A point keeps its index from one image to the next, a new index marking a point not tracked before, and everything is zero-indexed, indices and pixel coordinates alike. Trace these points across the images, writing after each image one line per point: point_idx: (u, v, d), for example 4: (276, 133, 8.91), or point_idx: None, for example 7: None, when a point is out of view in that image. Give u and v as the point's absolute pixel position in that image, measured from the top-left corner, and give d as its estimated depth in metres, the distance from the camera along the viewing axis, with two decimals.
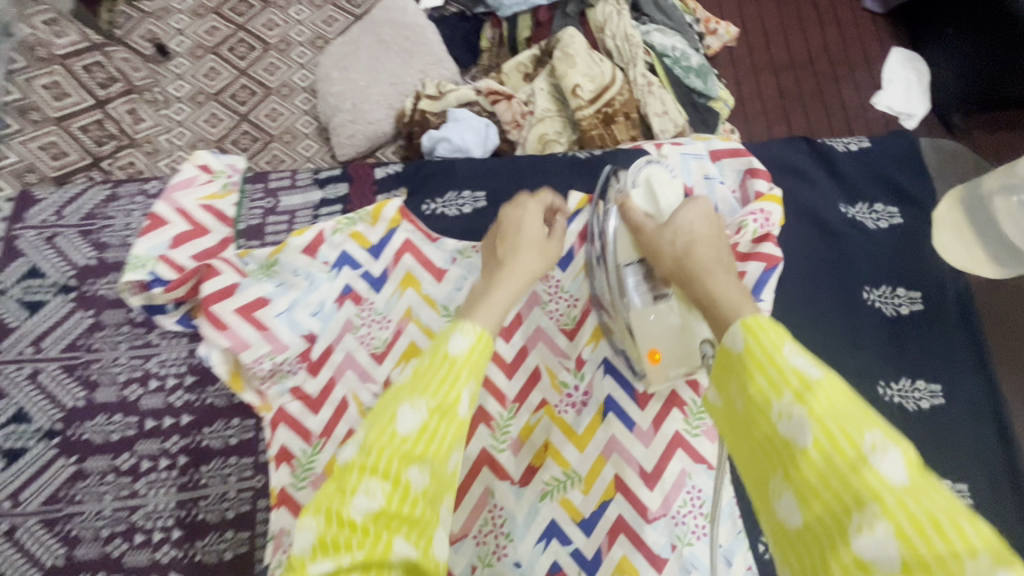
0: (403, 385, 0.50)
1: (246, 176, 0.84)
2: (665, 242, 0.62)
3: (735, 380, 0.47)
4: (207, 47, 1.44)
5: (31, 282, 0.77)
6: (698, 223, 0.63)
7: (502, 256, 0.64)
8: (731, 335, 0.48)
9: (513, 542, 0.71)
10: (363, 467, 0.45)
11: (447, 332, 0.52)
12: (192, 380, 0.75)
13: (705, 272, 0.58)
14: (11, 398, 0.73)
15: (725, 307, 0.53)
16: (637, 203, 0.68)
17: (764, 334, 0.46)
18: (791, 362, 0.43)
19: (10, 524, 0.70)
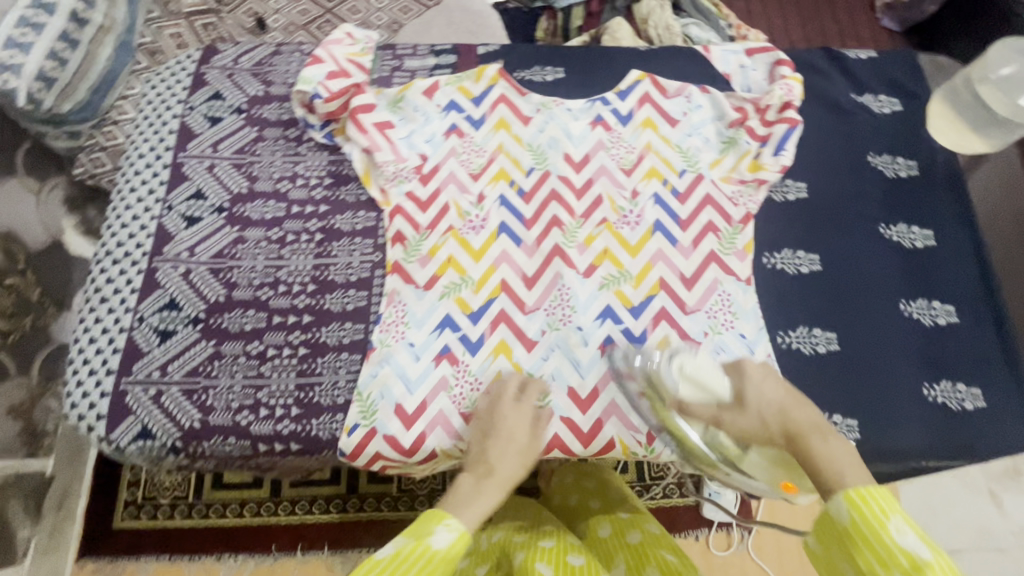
0: (381, 563, 0.62)
1: (378, 46, 1.07)
2: (750, 419, 0.75)
3: (840, 543, 0.60)
4: (298, 24, 1.71)
5: (214, 102, 1.00)
6: (771, 393, 0.75)
7: (492, 460, 0.74)
8: (835, 504, 0.61)
9: (576, 313, 0.88)
10: None
11: (434, 525, 0.65)
12: (330, 181, 0.96)
13: (806, 436, 0.69)
14: (193, 182, 0.95)
15: (833, 477, 0.64)
16: (693, 398, 0.79)
17: (867, 508, 0.59)
18: (898, 540, 0.56)
19: (185, 269, 0.90)
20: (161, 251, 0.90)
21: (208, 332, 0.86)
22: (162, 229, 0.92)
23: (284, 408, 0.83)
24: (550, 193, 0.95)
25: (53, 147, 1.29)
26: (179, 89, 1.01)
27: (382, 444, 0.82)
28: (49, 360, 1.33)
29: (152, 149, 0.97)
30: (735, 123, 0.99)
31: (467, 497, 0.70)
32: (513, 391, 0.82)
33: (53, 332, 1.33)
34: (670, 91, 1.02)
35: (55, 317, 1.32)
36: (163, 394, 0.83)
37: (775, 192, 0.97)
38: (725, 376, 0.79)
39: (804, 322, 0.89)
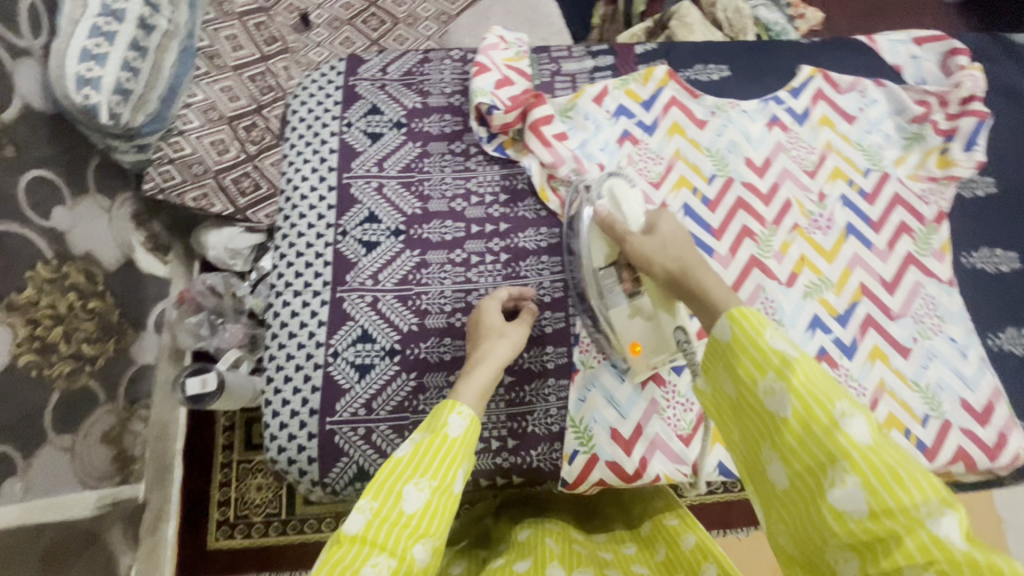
0: (403, 460, 0.60)
1: (531, 49, 1.01)
2: (647, 248, 0.72)
3: (722, 364, 0.55)
4: (343, 19, 1.66)
5: (372, 117, 0.94)
6: (676, 226, 0.73)
7: (474, 352, 0.76)
8: (718, 325, 0.56)
9: (784, 327, 0.85)
10: (408, 475, 0.59)
11: (446, 415, 0.63)
12: (505, 198, 0.91)
13: (693, 272, 0.67)
14: (363, 205, 0.90)
15: (712, 303, 0.63)
16: (611, 216, 0.76)
17: (747, 323, 0.54)
18: (772, 343, 0.51)
19: (372, 298, 0.85)
20: (345, 280, 0.86)
21: (407, 365, 0.83)
22: (340, 257, 0.87)
23: (500, 440, 0.80)
24: (737, 201, 0.91)
25: (120, 162, 1.24)
26: (331, 105, 0.95)
27: (606, 471, 0.79)
28: (133, 383, 1.26)
29: (314, 170, 0.92)
30: (919, 118, 0.95)
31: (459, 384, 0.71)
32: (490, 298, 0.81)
33: (133, 353, 1.28)
34: (843, 87, 0.98)
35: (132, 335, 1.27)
36: (373, 433, 0.80)
37: (964, 188, 0.93)
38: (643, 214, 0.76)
39: (1012, 323, 0.87)
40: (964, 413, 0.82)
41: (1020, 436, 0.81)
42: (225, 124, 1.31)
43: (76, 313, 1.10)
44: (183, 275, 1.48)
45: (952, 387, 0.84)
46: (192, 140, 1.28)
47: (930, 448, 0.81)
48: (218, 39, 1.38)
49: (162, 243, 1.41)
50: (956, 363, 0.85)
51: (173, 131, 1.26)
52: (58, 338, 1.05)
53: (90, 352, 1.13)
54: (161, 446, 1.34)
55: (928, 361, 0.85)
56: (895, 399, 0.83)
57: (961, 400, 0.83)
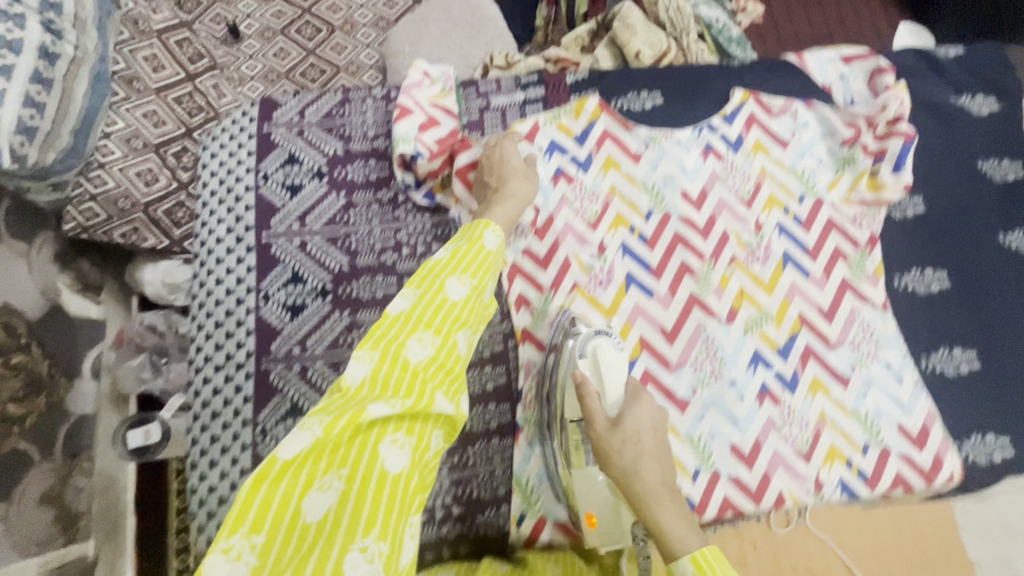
0: (441, 262, 0.68)
1: (457, 83, 0.96)
2: (614, 446, 0.68)
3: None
4: (280, 72, 1.75)
5: (291, 168, 0.89)
6: (648, 424, 0.71)
7: (497, 183, 0.82)
8: (681, 566, 0.59)
9: (726, 366, 0.85)
10: (449, 271, 0.67)
11: (480, 231, 0.73)
12: (438, 247, 0.87)
13: (654, 499, 0.65)
14: (286, 265, 0.84)
15: (670, 545, 0.61)
16: (588, 379, 0.72)
17: (709, 564, 0.57)
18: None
19: (301, 366, 0.80)
20: (270, 350, 0.81)
21: None
22: (264, 324, 0.82)
23: (445, 508, 0.78)
24: (674, 236, 0.90)
25: (36, 202, 1.19)
26: (245, 156, 0.89)
27: (555, 532, 0.77)
28: (74, 435, 1.21)
29: (231, 230, 0.86)
30: (849, 141, 0.95)
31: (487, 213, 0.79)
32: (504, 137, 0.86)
33: (69, 404, 1.21)
34: (775, 110, 0.97)
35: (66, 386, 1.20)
36: None
37: (894, 209, 0.94)
38: (620, 396, 0.72)
39: (944, 343, 0.88)
40: (902, 438, 0.84)
41: (954, 457, 0.83)
42: (153, 150, 1.28)
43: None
44: (120, 316, 1.41)
45: (889, 412, 0.85)
46: (116, 173, 1.23)
47: (871, 476, 0.82)
48: (135, 61, 1.32)
49: (93, 282, 1.33)
50: (894, 389, 0.86)
51: (93, 163, 1.22)
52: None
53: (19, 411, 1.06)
54: (106, 500, 1.26)
55: (866, 388, 0.86)
56: (836, 429, 0.84)
57: (898, 425, 0.84)
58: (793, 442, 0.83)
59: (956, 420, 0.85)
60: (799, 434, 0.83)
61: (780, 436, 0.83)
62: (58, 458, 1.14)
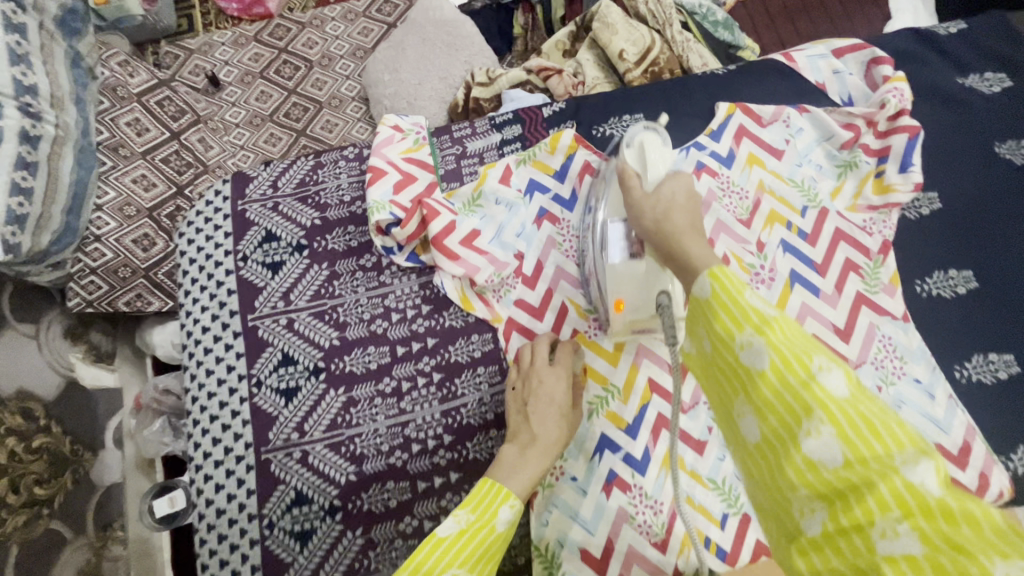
0: (445, 541, 0.62)
1: (430, 132, 0.93)
2: (647, 206, 0.66)
3: (702, 322, 0.51)
4: (264, 115, 1.71)
5: (269, 245, 0.86)
6: (682, 188, 0.66)
7: (535, 427, 0.73)
8: (698, 285, 0.51)
9: None
10: (449, 560, 0.60)
11: (496, 503, 0.66)
12: (428, 308, 0.84)
13: (680, 233, 0.61)
14: (275, 347, 0.82)
15: (693, 270, 0.56)
16: (630, 163, 0.70)
17: (727, 279, 0.50)
18: (750, 299, 0.47)
19: (300, 453, 0.78)
20: (266, 439, 0.78)
21: (351, 521, 0.76)
22: (259, 412, 0.80)
23: None
24: None
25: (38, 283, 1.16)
26: (222, 238, 0.87)
27: None
28: (103, 507, 1.15)
29: (216, 317, 0.84)
30: (848, 144, 0.89)
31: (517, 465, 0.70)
32: (547, 349, 0.78)
33: (96, 477, 1.16)
34: (766, 119, 0.91)
35: (94, 460, 1.16)
36: None
37: (908, 209, 0.88)
38: (665, 172, 0.69)
39: (977, 349, 0.82)
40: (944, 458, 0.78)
41: (1002, 473, 0.77)
42: (146, 216, 1.25)
43: (18, 459, 1.01)
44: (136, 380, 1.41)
45: (926, 431, 0.79)
46: (112, 243, 1.21)
47: None
48: (118, 127, 1.31)
49: (105, 351, 1.29)
50: (931, 406, 0.80)
51: (88, 237, 1.19)
52: (3, 492, 0.98)
53: (46, 494, 1.04)
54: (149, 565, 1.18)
55: (898, 408, 0.80)
56: None
57: (937, 444, 0.79)
58: None
59: (1000, 433, 0.79)
60: None
61: None
62: (91, 532, 1.11)
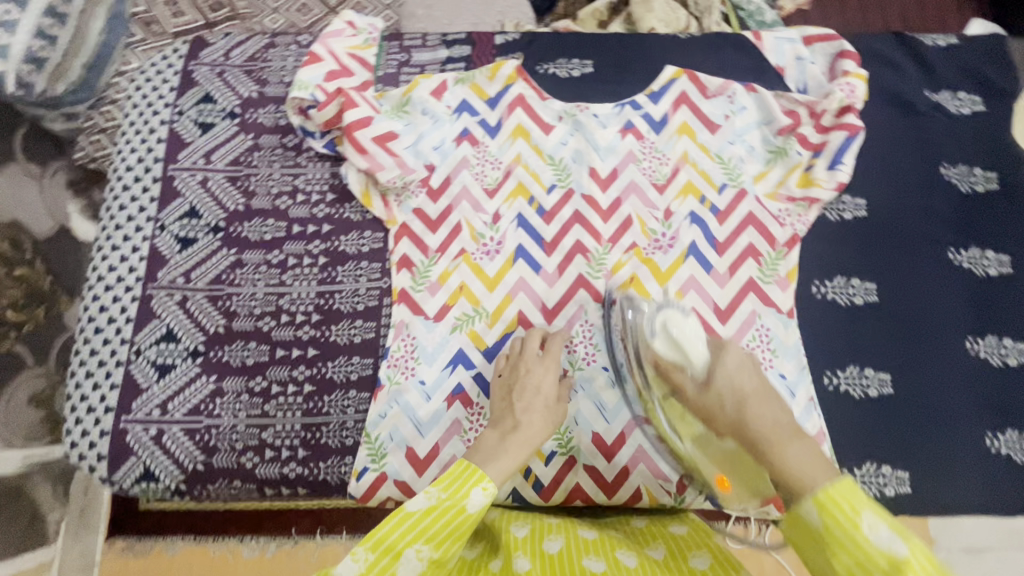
0: (413, 517, 0.57)
1: (384, 36, 0.96)
2: (711, 403, 0.63)
3: (817, 549, 0.48)
4: None
5: (205, 106, 0.91)
6: (741, 379, 0.63)
7: (518, 415, 0.71)
8: (804, 508, 0.49)
9: (601, 352, 0.81)
10: (413, 535, 0.56)
11: (467, 486, 0.60)
12: (332, 197, 0.87)
13: (771, 446, 0.56)
14: (185, 199, 0.87)
15: (798, 487, 0.51)
16: (665, 354, 0.69)
17: (837, 508, 0.47)
18: (875, 540, 0.44)
19: (182, 296, 0.84)
20: (156, 277, 0.84)
21: (208, 366, 0.81)
22: (156, 252, 0.85)
23: (290, 450, 0.78)
24: (574, 214, 0.85)
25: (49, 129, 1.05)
26: (167, 91, 0.92)
27: (393, 489, 0.77)
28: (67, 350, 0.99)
29: (140, 160, 0.89)
30: (786, 130, 0.87)
31: (495, 448, 0.67)
32: (536, 345, 0.78)
33: None
34: (711, 90, 0.89)
35: (70, 305, 1.00)
36: (164, 434, 0.78)
37: (830, 210, 0.85)
38: (707, 354, 0.67)
39: (854, 361, 0.80)
40: None
41: None
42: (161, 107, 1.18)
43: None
44: None
45: None
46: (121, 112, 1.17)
47: None
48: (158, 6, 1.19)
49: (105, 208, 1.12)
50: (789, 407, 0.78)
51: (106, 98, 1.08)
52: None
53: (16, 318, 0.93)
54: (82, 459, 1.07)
55: None
56: None
57: None
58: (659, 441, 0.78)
59: (851, 446, 0.77)
60: None
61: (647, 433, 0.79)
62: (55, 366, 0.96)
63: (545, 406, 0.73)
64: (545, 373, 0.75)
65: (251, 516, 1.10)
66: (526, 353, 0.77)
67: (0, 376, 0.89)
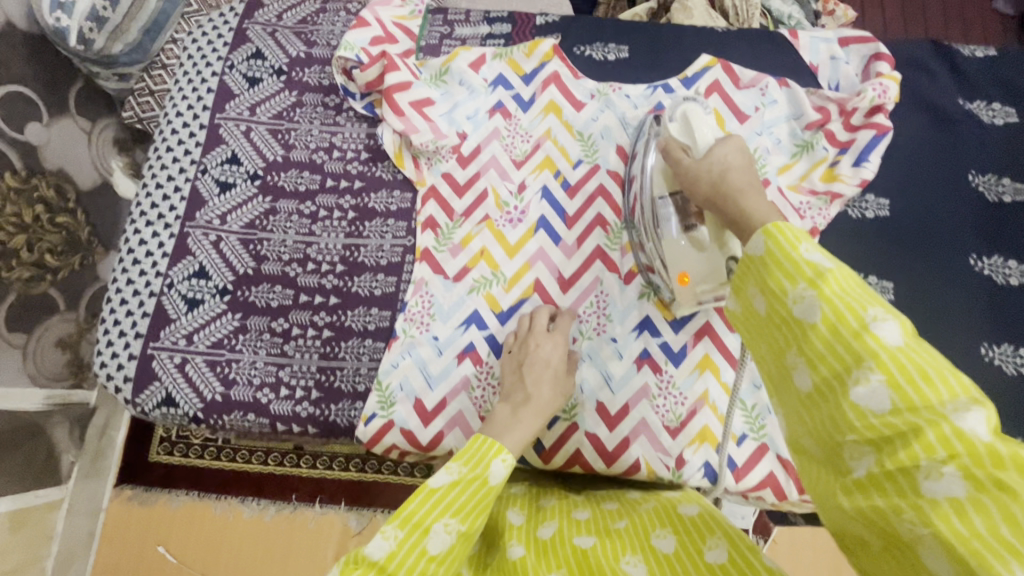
0: (437, 492, 0.56)
1: (429, 9, 0.99)
2: (699, 173, 0.62)
3: (753, 277, 0.47)
4: None
5: (255, 61, 0.96)
6: (734, 153, 0.61)
7: (529, 387, 0.71)
8: (753, 243, 0.47)
9: (612, 323, 0.83)
10: (439, 510, 0.55)
11: (489, 457, 0.59)
12: (366, 156, 0.91)
13: (738, 194, 0.57)
14: (228, 146, 0.92)
15: (750, 226, 0.53)
16: (676, 138, 0.71)
17: (783, 234, 0.45)
18: (806, 254, 0.43)
19: (216, 237, 0.88)
20: (194, 217, 0.89)
21: (235, 305, 0.85)
22: (196, 193, 0.90)
23: (304, 391, 0.81)
24: (597, 189, 0.88)
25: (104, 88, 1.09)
26: (219, 45, 0.97)
27: (398, 437, 0.80)
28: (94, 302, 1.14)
29: (190, 107, 0.94)
30: (814, 125, 0.88)
31: (509, 419, 0.67)
32: (546, 321, 0.79)
33: None
34: (744, 82, 0.90)
35: (102, 257, 1.15)
36: (187, 364, 0.82)
37: (852, 207, 0.86)
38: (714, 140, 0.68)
39: None
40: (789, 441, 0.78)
41: None
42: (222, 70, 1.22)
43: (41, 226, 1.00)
44: None
45: None
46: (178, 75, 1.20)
47: (740, 469, 0.78)
48: None
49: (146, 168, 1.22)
50: None
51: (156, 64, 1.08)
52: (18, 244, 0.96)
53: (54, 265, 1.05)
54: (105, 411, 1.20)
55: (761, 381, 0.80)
56: (714, 413, 0.79)
57: None
58: (662, 415, 0.79)
59: None
60: (673, 408, 0.80)
61: (651, 406, 0.80)
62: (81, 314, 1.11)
63: (556, 379, 0.73)
64: (555, 347, 0.75)
65: (254, 478, 1.21)
66: (535, 330, 0.78)
67: (36, 315, 1.01)
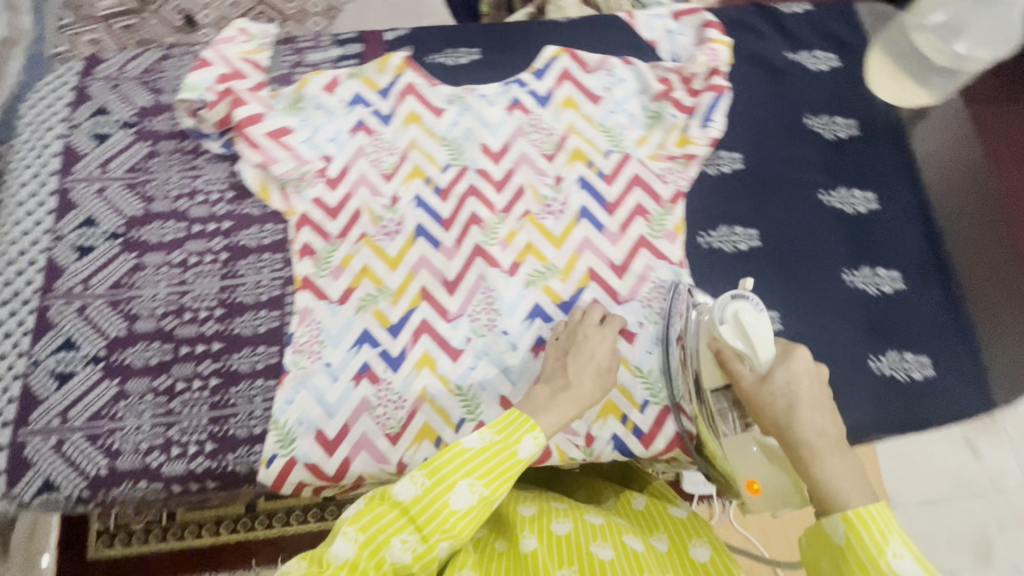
0: (471, 452, 0.57)
1: (277, 40, 0.98)
2: (763, 397, 0.60)
3: (829, 559, 0.51)
4: None
5: (99, 118, 0.92)
6: (805, 387, 0.59)
7: (570, 376, 0.70)
8: (831, 523, 0.50)
9: (502, 316, 0.84)
10: (468, 468, 0.56)
11: (521, 432, 0.59)
12: (232, 194, 0.89)
13: (807, 449, 0.55)
14: (82, 209, 0.87)
15: (832, 501, 0.52)
16: (731, 343, 0.65)
17: (868, 530, 0.49)
18: (894, 566, 0.47)
19: (81, 304, 0.83)
20: (54, 287, 0.84)
21: (110, 371, 0.80)
22: (52, 262, 0.85)
23: (198, 445, 0.78)
24: (469, 189, 0.89)
25: None
26: (60, 106, 0.93)
27: (305, 473, 0.77)
28: None
29: (34, 174, 0.89)
30: (660, 96, 0.92)
31: (545, 403, 0.66)
32: (597, 316, 0.78)
33: None
34: (592, 65, 0.94)
35: None
36: (65, 443, 0.77)
37: (710, 165, 0.91)
38: (767, 344, 0.63)
39: None
40: None
41: None
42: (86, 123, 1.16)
43: None
44: None
45: None
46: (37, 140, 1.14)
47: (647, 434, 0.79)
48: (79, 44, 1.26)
49: None
50: None
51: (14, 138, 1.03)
52: None
53: None
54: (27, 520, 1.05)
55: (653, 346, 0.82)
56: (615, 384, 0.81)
57: None
58: None
59: None
60: None
61: None
62: None
63: (597, 366, 0.72)
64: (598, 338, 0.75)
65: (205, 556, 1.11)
66: (585, 322, 0.77)
67: None
